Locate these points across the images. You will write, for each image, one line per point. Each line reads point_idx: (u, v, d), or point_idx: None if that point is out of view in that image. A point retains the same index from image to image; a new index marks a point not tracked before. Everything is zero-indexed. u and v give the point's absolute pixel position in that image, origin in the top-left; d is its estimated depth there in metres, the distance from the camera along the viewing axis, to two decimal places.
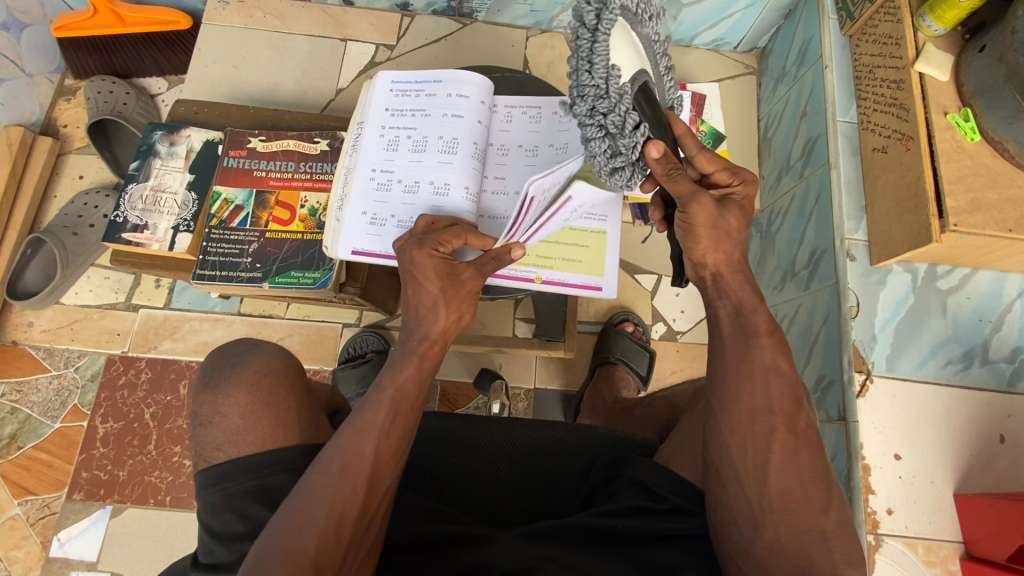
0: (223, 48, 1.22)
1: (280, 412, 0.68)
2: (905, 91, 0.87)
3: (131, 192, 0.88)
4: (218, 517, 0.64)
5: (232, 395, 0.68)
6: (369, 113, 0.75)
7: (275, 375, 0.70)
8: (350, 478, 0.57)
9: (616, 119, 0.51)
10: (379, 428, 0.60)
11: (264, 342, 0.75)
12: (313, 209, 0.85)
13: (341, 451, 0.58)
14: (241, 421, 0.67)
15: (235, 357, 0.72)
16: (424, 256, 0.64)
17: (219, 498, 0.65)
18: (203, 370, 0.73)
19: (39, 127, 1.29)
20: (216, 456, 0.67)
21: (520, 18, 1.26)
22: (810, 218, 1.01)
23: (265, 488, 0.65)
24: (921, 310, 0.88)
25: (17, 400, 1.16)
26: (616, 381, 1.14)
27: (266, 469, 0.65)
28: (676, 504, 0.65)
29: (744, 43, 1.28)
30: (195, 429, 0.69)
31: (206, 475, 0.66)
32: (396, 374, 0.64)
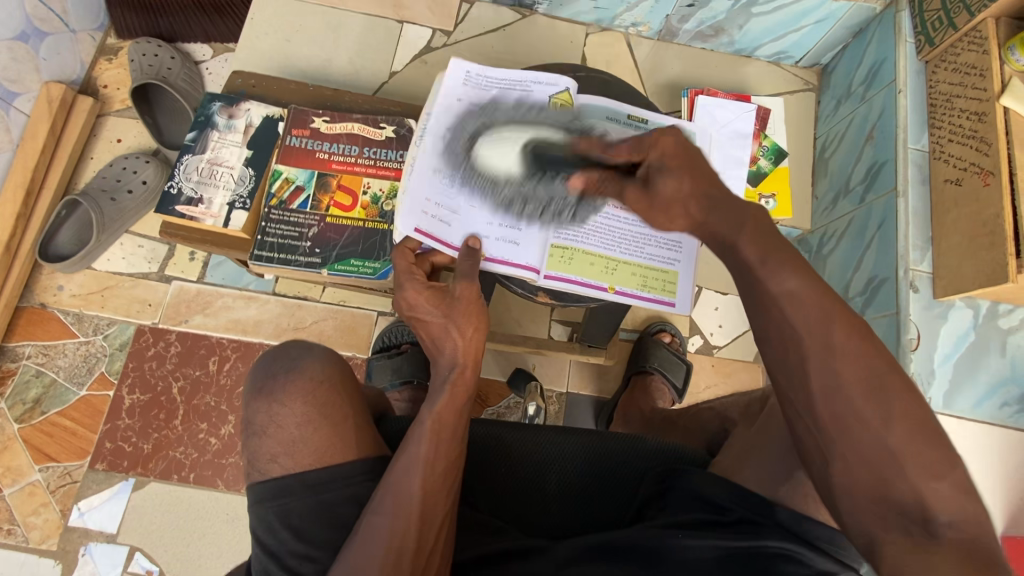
0: (276, 20, 1.19)
1: (337, 424, 0.67)
2: (988, 124, 0.85)
3: (187, 163, 0.85)
4: (274, 534, 0.63)
5: (289, 404, 0.66)
6: (441, 100, 0.73)
7: (331, 383, 0.68)
8: (403, 515, 0.57)
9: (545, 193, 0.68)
10: (424, 462, 0.59)
11: (318, 345, 0.73)
12: (376, 196, 0.82)
13: (390, 490, 0.58)
14: (299, 431, 0.66)
15: (290, 361, 0.69)
16: (411, 294, 0.66)
17: (276, 514, 0.64)
18: (254, 375, 0.70)
19: (79, 85, 1.25)
20: (271, 468, 0.66)
21: (582, 14, 1.23)
22: (870, 244, 1.00)
23: (323, 504, 0.64)
24: (982, 349, 0.87)
25: (43, 363, 1.13)
26: (652, 392, 1.13)
27: (323, 486, 0.64)
28: (741, 516, 0.62)
29: (806, 58, 1.25)
30: (249, 438, 0.67)
31: (263, 488, 0.65)
32: (433, 407, 0.62)
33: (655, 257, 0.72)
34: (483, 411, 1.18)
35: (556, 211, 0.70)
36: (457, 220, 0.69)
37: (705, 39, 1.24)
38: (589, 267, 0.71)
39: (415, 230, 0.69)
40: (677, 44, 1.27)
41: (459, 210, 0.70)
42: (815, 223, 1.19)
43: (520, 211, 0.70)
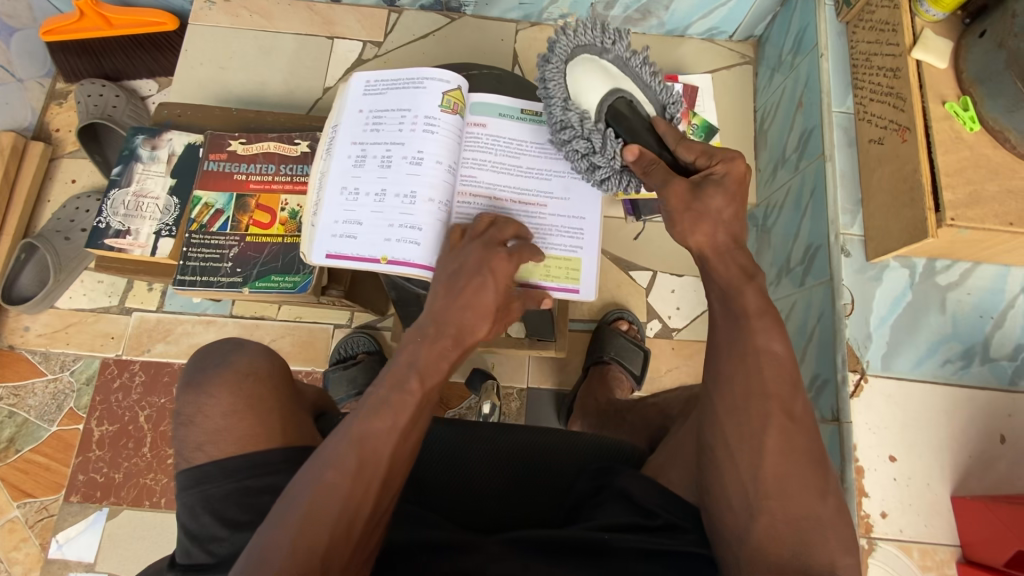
0: (210, 49, 1.22)
1: (262, 416, 0.68)
2: (902, 80, 0.84)
3: (114, 197, 0.87)
4: (197, 519, 0.65)
5: (215, 395, 0.68)
6: (343, 118, 0.73)
7: (260, 375, 0.70)
8: (368, 475, 0.55)
9: (584, 142, 0.67)
10: (397, 428, 0.58)
11: (249, 342, 0.74)
12: (293, 211, 0.84)
13: (358, 446, 0.56)
14: (224, 421, 0.67)
15: (219, 357, 0.71)
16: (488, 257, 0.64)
17: (198, 500, 0.65)
18: (187, 369, 0.73)
19: (32, 132, 1.29)
20: (197, 456, 0.67)
21: (510, 11, 1.24)
22: (806, 212, 0.98)
23: (244, 490, 0.65)
24: (919, 308, 0.85)
25: (15, 404, 1.17)
26: (610, 381, 1.13)
27: (248, 471, 0.66)
28: (668, 521, 0.63)
29: (739, 31, 1.24)
30: (177, 428, 0.69)
31: (187, 476, 0.67)
32: (424, 374, 0.60)
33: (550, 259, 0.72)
34: (444, 413, 1.19)
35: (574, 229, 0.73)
36: (366, 233, 0.69)
37: (634, 24, 1.24)
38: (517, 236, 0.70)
39: (326, 254, 0.68)
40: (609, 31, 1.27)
41: (364, 220, 0.68)
42: (760, 195, 1.17)
43: (418, 213, 0.69)
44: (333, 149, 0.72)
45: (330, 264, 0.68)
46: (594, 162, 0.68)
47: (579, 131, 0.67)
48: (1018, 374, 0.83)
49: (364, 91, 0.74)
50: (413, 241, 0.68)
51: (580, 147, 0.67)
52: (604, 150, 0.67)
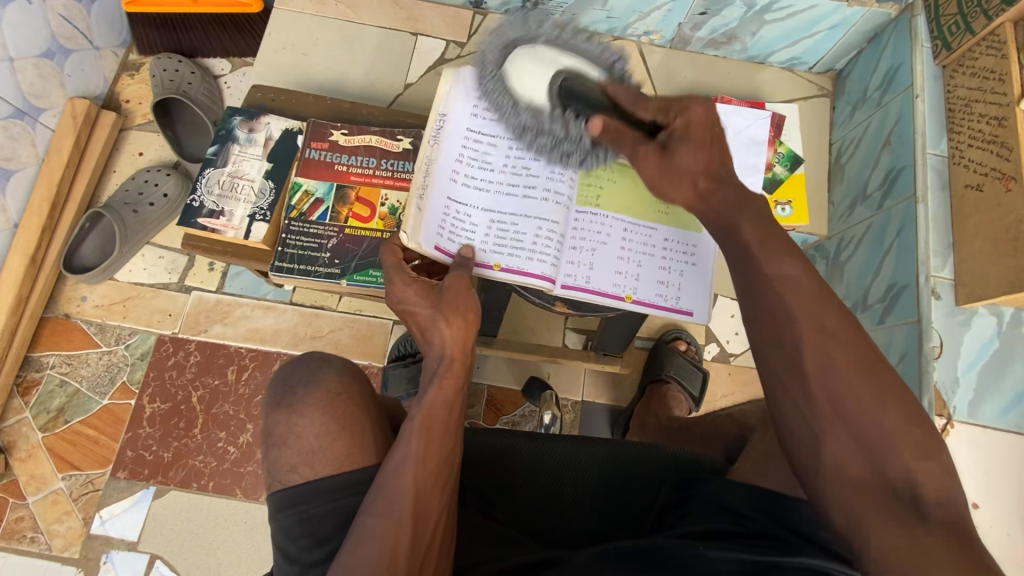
0: (294, 34, 1.21)
1: (356, 435, 0.68)
2: (1009, 129, 0.84)
3: (209, 176, 0.87)
4: (294, 541, 0.64)
5: (307, 415, 0.68)
6: (455, 109, 0.72)
7: (347, 393, 0.69)
8: (394, 513, 0.56)
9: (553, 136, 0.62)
10: (415, 458, 0.58)
11: (334, 357, 0.75)
12: (393, 207, 0.83)
13: (381, 491, 0.57)
14: (316, 442, 0.67)
15: (307, 375, 0.71)
16: (399, 284, 0.67)
17: (295, 522, 0.64)
18: (273, 390, 0.72)
19: (103, 101, 1.29)
20: (290, 477, 0.67)
21: (595, 23, 1.24)
22: (889, 250, 0.99)
23: (341, 511, 0.64)
24: (1007, 356, 0.85)
25: (67, 373, 1.15)
26: (669, 400, 1.12)
27: (341, 491, 0.64)
28: (766, 527, 0.62)
29: (820, 64, 1.25)
30: (269, 448, 0.68)
31: (281, 496, 0.65)
32: (422, 402, 0.61)
33: (663, 280, 0.72)
34: (498, 419, 1.18)
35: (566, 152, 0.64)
36: (475, 232, 0.70)
37: (717, 46, 1.24)
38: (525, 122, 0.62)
39: (434, 246, 0.68)
40: (690, 52, 1.27)
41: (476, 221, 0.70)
42: (832, 228, 1.18)
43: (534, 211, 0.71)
44: (451, 140, 0.71)
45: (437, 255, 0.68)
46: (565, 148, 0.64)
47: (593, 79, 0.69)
48: None
49: (475, 86, 0.72)
50: (524, 249, 0.70)
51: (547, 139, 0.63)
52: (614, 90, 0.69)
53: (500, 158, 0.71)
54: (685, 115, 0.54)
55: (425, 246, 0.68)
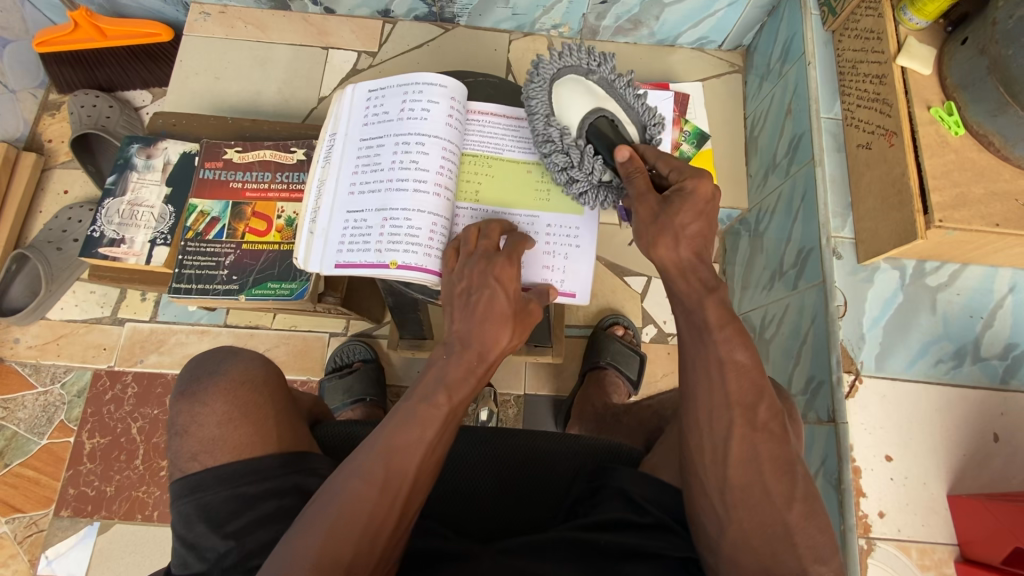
0: (205, 59, 1.22)
1: (259, 423, 0.65)
2: (888, 86, 0.86)
3: (108, 206, 0.87)
4: (191, 528, 0.61)
5: (210, 403, 0.64)
6: (345, 126, 0.73)
7: (253, 383, 0.66)
8: (393, 490, 0.55)
9: (563, 157, 0.67)
10: (426, 444, 0.58)
11: (245, 350, 0.70)
12: (290, 218, 0.84)
13: (388, 461, 0.56)
14: (218, 430, 0.64)
15: (215, 364, 0.67)
16: (504, 273, 0.62)
17: (194, 508, 0.61)
18: (180, 378, 0.68)
19: (24, 142, 1.29)
20: (191, 466, 0.64)
21: (503, 21, 1.26)
22: (797, 216, 1.00)
23: (240, 497, 0.62)
24: (909, 309, 0.86)
25: (4, 416, 1.15)
26: (606, 386, 1.12)
27: (241, 478, 0.62)
28: (657, 519, 0.63)
29: (728, 41, 1.27)
30: (170, 438, 0.65)
31: (181, 484, 0.63)
32: (452, 391, 0.60)
33: (547, 265, 0.71)
34: None
35: (576, 185, 0.68)
36: (371, 235, 0.68)
37: (626, 33, 1.26)
38: (552, 134, 0.67)
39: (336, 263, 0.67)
40: (601, 41, 1.29)
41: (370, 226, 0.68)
42: (751, 200, 1.19)
43: (420, 205, 0.67)
44: (339, 154, 0.72)
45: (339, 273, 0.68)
46: (572, 175, 0.68)
47: (558, 146, 0.67)
48: (1010, 372, 0.84)
49: (366, 101, 0.73)
50: (420, 243, 0.67)
51: (563, 159, 0.67)
52: (584, 166, 0.67)
53: (385, 160, 0.69)
54: (698, 181, 0.58)
55: (326, 266, 0.67)
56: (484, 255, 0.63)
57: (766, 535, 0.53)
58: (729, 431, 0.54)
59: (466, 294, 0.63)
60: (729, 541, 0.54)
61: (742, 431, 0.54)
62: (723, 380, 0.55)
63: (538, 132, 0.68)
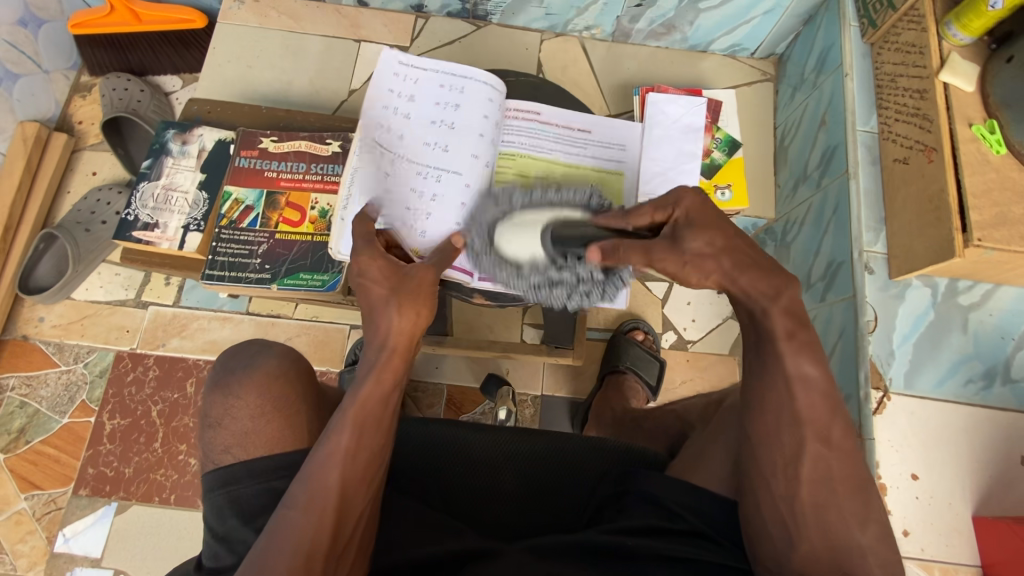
0: (238, 47, 1.23)
1: (290, 417, 0.65)
2: (929, 101, 0.85)
3: (143, 190, 0.88)
4: (224, 521, 0.61)
5: (243, 396, 0.65)
6: (377, 103, 0.73)
7: (287, 376, 0.67)
8: (316, 508, 0.51)
9: (571, 274, 0.62)
10: (344, 452, 0.54)
11: (276, 343, 0.71)
12: (324, 210, 0.84)
13: (305, 483, 0.52)
14: (251, 423, 0.64)
15: (248, 358, 0.68)
16: (364, 256, 0.61)
17: (225, 501, 0.62)
18: (215, 370, 0.69)
19: (55, 123, 1.30)
20: (224, 459, 0.65)
21: (536, 21, 1.26)
22: (827, 229, 0.99)
23: (271, 492, 0.61)
24: (941, 327, 0.86)
25: (27, 394, 1.16)
26: (626, 390, 1.12)
27: (271, 473, 0.62)
28: (692, 525, 0.63)
29: (761, 49, 1.26)
30: (204, 430, 0.66)
31: (212, 477, 0.63)
32: (356, 392, 0.56)
33: None
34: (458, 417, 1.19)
35: (586, 290, 0.64)
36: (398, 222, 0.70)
37: (658, 37, 1.26)
38: (532, 280, 0.64)
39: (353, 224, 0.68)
40: (632, 44, 1.28)
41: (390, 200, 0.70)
42: (780, 211, 1.18)
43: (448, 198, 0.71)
44: (371, 134, 0.72)
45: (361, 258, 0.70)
46: (583, 288, 0.64)
47: (542, 276, 0.63)
48: None
49: (401, 81, 0.73)
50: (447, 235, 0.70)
51: (563, 287, 0.64)
52: (583, 277, 0.62)
53: (419, 149, 0.72)
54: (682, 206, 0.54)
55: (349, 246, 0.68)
56: (376, 253, 0.62)
57: (833, 550, 0.52)
58: (798, 445, 0.52)
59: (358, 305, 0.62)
60: (799, 556, 0.53)
61: (812, 446, 0.52)
62: (795, 394, 0.52)
63: (519, 286, 0.66)
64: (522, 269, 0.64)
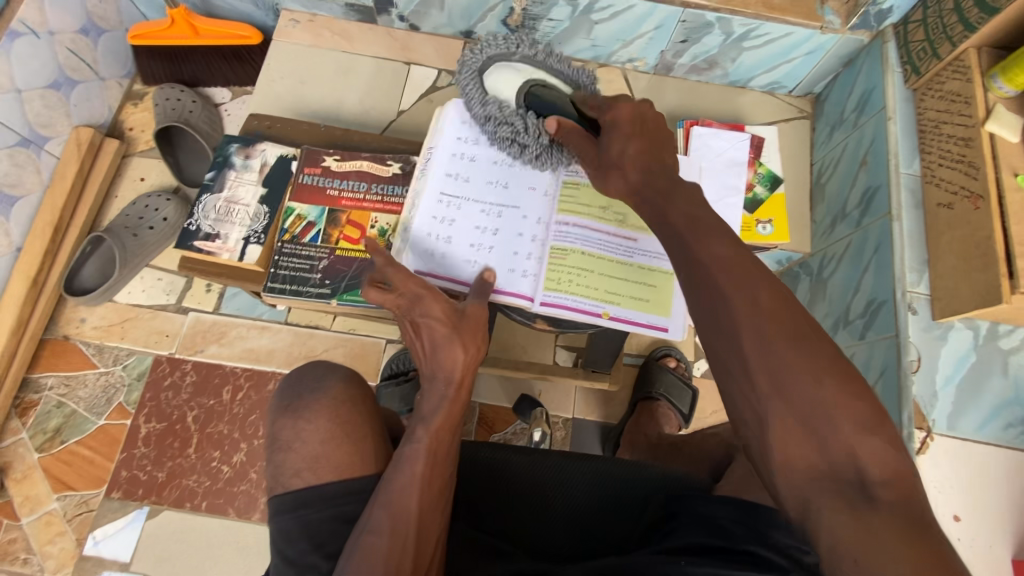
0: (292, 64, 1.26)
1: (357, 443, 0.66)
2: (975, 149, 0.87)
3: (206, 202, 0.90)
4: (294, 545, 0.62)
5: (313, 420, 0.66)
6: (441, 142, 0.82)
7: (354, 403, 0.68)
8: (401, 532, 0.56)
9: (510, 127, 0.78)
10: (420, 478, 0.60)
11: (341, 366, 0.73)
12: (383, 230, 0.86)
13: (387, 508, 0.58)
14: (320, 448, 0.65)
15: (316, 380, 0.70)
16: (425, 297, 0.67)
17: (296, 526, 0.63)
18: (282, 392, 0.71)
19: (106, 129, 1.33)
20: (293, 483, 0.65)
21: (580, 51, 1.30)
22: (868, 267, 1.01)
23: (341, 517, 0.63)
24: (983, 370, 0.87)
25: (65, 394, 1.17)
26: (658, 418, 1.13)
27: (342, 498, 0.64)
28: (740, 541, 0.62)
29: (799, 87, 1.29)
30: (273, 454, 0.67)
31: (281, 500, 0.64)
32: (429, 423, 0.63)
33: (640, 297, 0.75)
34: (490, 436, 1.19)
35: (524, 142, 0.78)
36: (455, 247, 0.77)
37: (699, 72, 1.29)
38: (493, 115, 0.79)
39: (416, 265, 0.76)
40: (673, 77, 1.32)
41: (454, 238, 0.77)
42: (815, 246, 1.20)
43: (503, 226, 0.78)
44: (432, 167, 0.81)
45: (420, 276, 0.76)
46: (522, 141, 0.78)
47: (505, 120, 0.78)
48: None
49: (462, 124, 0.83)
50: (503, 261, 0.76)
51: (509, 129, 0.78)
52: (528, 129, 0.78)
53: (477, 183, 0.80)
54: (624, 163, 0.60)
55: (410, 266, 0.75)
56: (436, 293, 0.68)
57: None
58: None
59: (413, 336, 0.69)
60: None
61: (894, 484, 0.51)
62: None
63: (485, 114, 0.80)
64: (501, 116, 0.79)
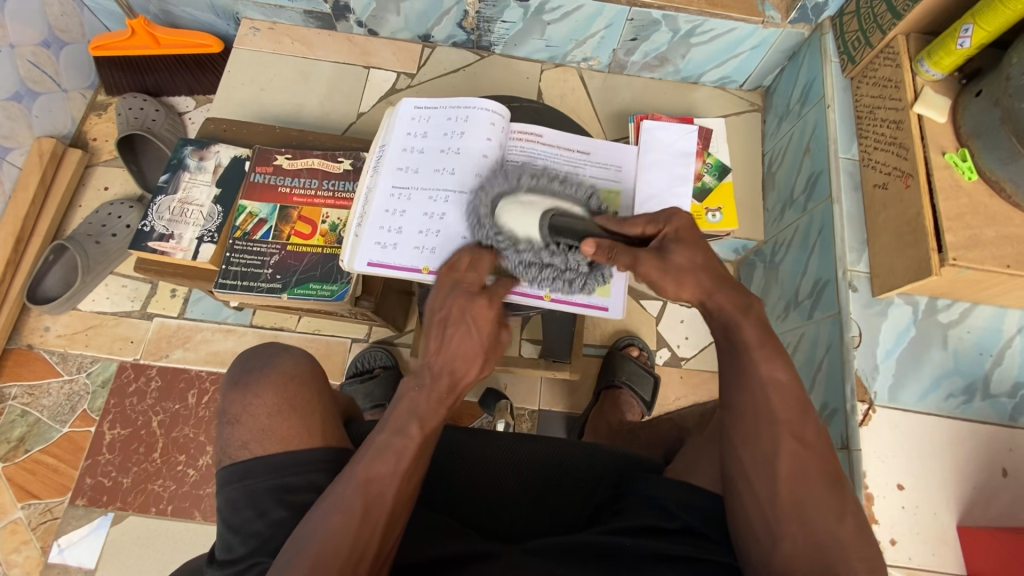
0: (252, 71, 1.28)
1: (303, 419, 0.67)
2: (905, 131, 0.91)
3: (160, 203, 0.91)
4: (239, 514, 0.63)
5: (261, 395, 0.67)
6: (392, 138, 0.80)
7: (302, 377, 0.69)
8: (371, 519, 0.57)
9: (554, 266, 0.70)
10: (401, 472, 0.59)
11: (292, 347, 0.74)
12: (334, 224, 0.88)
13: (362, 494, 0.57)
14: (268, 421, 0.66)
15: (265, 359, 0.71)
16: (478, 308, 0.64)
17: (242, 494, 0.64)
18: (232, 371, 0.72)
19: (69, 140, 1.34)
20: (241, 454, 0.66)
21: (536, 52, 1.33)
22: (813, 249, 1.04)
23: (285, 487, 0.64)
24: (922, 343, 0.89)
25: (28, 403, 1.17)
26: (621, 405, 1.15)
27: (288, 468, 0.64)
28: (685, 523, 0.64)
29: (749, 81, 1.33)
30: (222, 426, 0.68)
31: (230, 471, 0.65)
32: (423, 419, 0.62)
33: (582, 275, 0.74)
34: None
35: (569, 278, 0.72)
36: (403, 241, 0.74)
37: (652, 69, 1.33)
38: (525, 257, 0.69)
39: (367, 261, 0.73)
40: (627, 75, 1.36)
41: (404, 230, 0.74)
42: (768, 233, 1.24)
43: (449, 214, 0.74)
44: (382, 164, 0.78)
45: (370, 272, 0.73)
46: (568, 277, 0.72)
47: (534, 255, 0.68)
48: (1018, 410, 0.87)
49: (412, 116, 0.81)
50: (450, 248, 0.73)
51: (551, 271, 0.70)
52: (572, 266, 0.70)
53: (425, 173, 0.77)
54: (673, 223, 0.64)
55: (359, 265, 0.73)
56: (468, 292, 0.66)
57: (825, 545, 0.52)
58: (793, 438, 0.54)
59: (437, 330, 0.64)
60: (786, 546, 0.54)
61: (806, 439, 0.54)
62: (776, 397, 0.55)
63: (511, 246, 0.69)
64: (518, 243, 0.68)
